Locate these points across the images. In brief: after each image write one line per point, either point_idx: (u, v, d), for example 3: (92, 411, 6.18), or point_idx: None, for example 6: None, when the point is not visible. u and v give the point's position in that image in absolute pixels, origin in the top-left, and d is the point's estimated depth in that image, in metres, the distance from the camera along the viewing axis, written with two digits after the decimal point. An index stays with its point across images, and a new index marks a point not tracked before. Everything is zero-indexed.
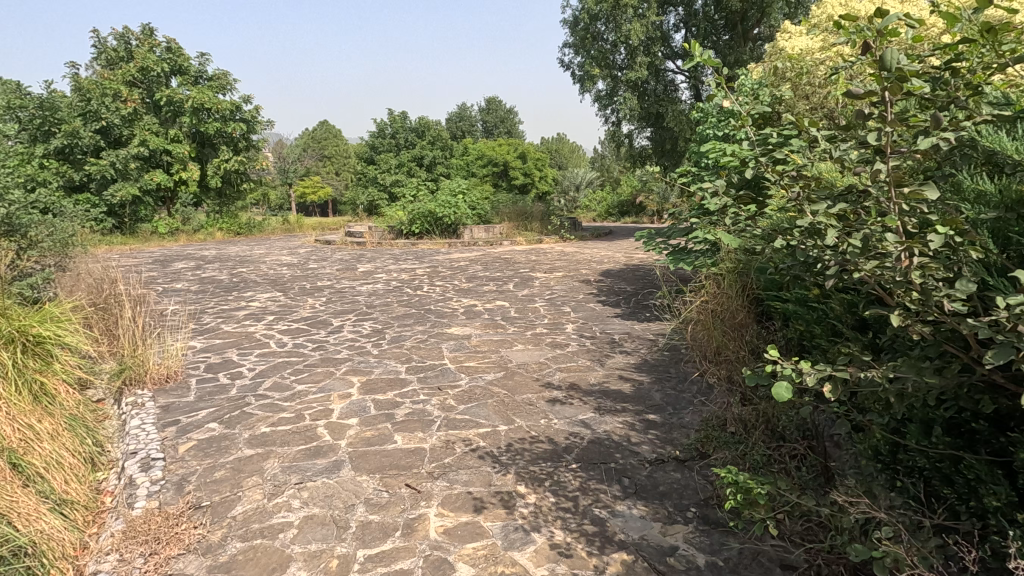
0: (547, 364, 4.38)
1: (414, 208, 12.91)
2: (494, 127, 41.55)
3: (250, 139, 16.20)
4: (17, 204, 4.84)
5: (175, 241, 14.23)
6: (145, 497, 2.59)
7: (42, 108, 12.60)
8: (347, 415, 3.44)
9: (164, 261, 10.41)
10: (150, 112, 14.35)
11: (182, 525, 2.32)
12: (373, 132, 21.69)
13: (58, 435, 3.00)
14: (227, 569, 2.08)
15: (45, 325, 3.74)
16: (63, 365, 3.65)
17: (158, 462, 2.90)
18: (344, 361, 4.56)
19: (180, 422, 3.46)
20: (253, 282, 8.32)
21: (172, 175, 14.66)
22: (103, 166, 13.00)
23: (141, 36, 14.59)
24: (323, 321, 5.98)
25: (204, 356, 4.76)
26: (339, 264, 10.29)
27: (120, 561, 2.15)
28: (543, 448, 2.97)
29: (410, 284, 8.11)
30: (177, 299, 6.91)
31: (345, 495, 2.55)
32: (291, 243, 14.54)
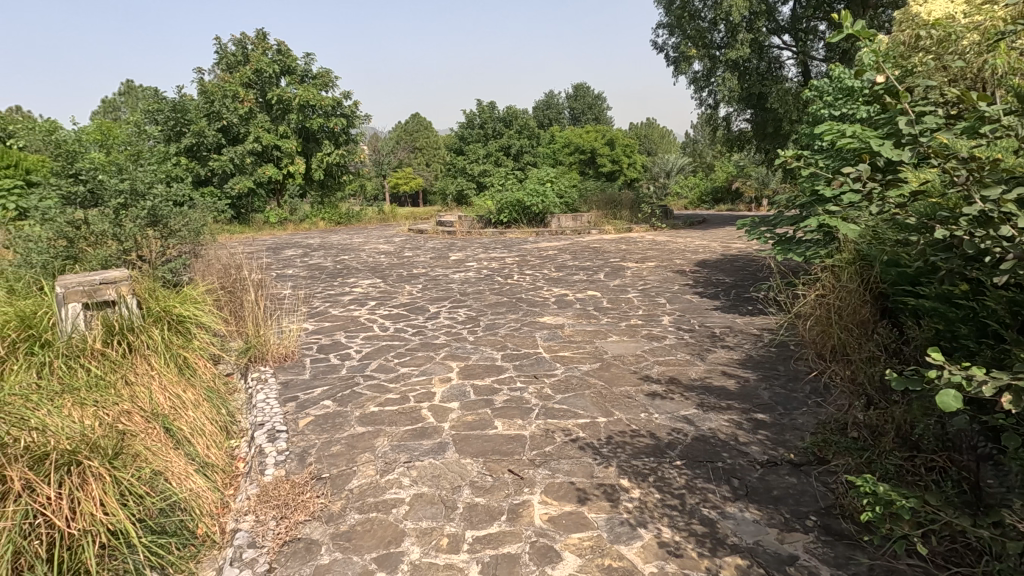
0: (644, 356, 4.27)
1: (502, 198, 13.03)
2: (581, 114, 40.89)
3: (349, 133, 17.09)
4: (161, 197, 5.41)
5: (284, 230, 15.41)
6: (273, 465, 2.81)
7: (174, 110, 14.05)
8: (448, 399, 3.56)
9: (276, 248, 11.31)
10: (263, 111, 15.53)
11: (307, 493, 2.51)
12: (463, 123, 22.07)
13: (199, 405, 3.37)
14: (349, 538, 2.23)
15: (185, 305, 4.20)
16: (200, 342, 4.06)
17: (283, 434, 3.15)
18: (442, 346, 4.71)
19: (298, 398, 3.75)
20: (354, 269, 8.83)
21: (282, 169, 15.81)
22: (223, 162, 14.30)
23: (256, 40, 15.74)
24: (420, 307, 6.22)
25: (316, 338, 5.13)
26: (431, 253, 10.63)
27: (256, 522, 2.36)
28: (644, 442, 2.91)
29: (501, 273, 8.23)
30: (289, 284, 7.47)
31: (451, 476, 2.65)
32: (386, 232, 15.20)
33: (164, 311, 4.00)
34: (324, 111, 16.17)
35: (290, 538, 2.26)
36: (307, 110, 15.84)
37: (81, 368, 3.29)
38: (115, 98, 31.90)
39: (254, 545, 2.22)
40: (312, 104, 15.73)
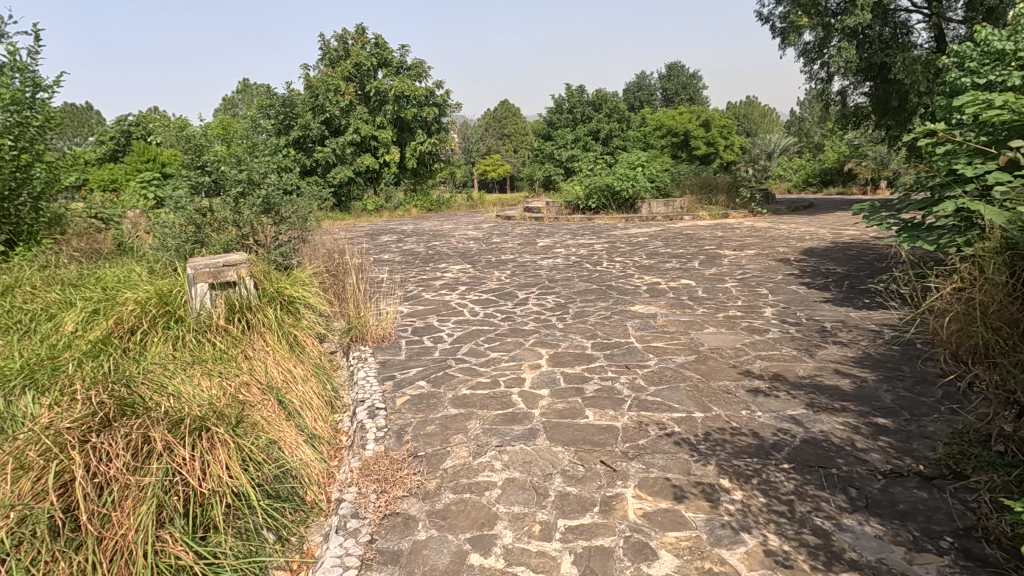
0: (744, 350, 4.02)
1: (591, 183, 12.80)
2: (674, 94, 39.14)
3: (441, 121, 17.53)
4: (273, 187, 5.82)
5: (379, 217, 16.16)
6: (374, 440, 2.95)
7: (284, 105, 15.09)
8: (538, 386, 3.55)
9: (373, 234, 11.89)
10: (362, 102, 16.28)
11: (404, 470, 2.61)
12: (551, 108, 21.86)
13: (307, 379, 3.63)
14: (444, 516, 2.29)
15: (294, 287, 4.54)
16: (308, 321, 4.37)
17: (382, 411, 3.30)
18: (531, 333, 4.72)
19: (395, 377, 3.92)
20: (446, 254, 9.07)
21: (379, 159, 16.53)
22: (326, 153, 15.20)
23: (356, 35, 16.46)
24: (509, 293, 6.27)
25: (410, 320, 5.33)
26: (519, 239, 10.68)
27: (359, 494, 2.48)
28: (747, 442, 2.73)
29: (590, 260, 8.10)
30: (385, 268, 7.81)
31: (543, 462, 2.64)
32: (475, 219, 15.47)
33: (277, 292, 4.34)
34: (418, 101, 16.69)
35: (389, 512, 2.36)
36: (402, 100, 16.42)
37: (208, 342, 3.62)
38: (234, 96, 34.84)
39: (357, 515, 2.34)
40: (406, 95, 16.29)
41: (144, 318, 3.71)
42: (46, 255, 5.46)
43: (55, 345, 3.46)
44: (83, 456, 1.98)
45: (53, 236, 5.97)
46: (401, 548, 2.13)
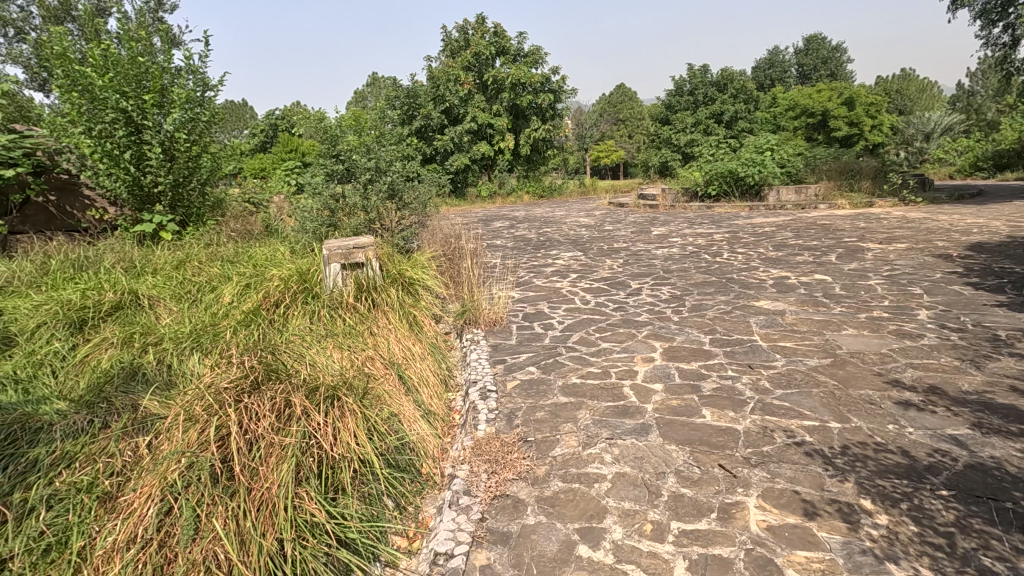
0: (893, 356, 3.56)
1: (712, 168, 12.05)
2: (812, 69, 35.57)
3: (556, 107, 17.46)
4: (398, 174, 6.16)
5: (493, 203, 16.54)
6: (485, 422, 3.03)
7: (408, 96, 15.90)
8: (651, 380, 3.42)
9: (487, 220, 12.19)
10: (481, 91, 16.67)
11: (514, 454, 2.64)
12: (671, 90, 20.86)
13: (424, 357, 3.82)
14: (552, 504, 2.29)
15: (414, 270, 4.80)
16: (426, 302, 4.59)
17: (493, 393, 3.37)
18: (645, 324, 4.56)
19: (506, 361, 3.98)
20: (557, 241, 9.05)
21: (494, 146, 16.87)
22: (446, 141, 15.81)
23: (476, 25, 16.81)
24: (622, 282, 6.11)
25: (522, 306, 5.39)
26: (633, 227, 10.37)
27: (471, 473, 2.55)
28: (895, 460, 2.42)
29: (709, 250, 7.64)
30: (498, 254, 7.97)
31: (655, 460, 2.54)
32: (586, 206, 15.28)
33: (399, 273, 4.62)
34: (534, 88, 16.74)
35: (499, 493, 2.40)
36: (518, 88, 16.56)
37: (339, 318, 3.94)
38: (364, 89, 37.33)
39: (469, 493, 2.42)
40: (523, 82, 16.39)
41: (286, 293, 4.11)
42: (210, 235, 6.25)
43: (216, 314, 3.93)
44: (237, 414, 2.20)
45: (216, 218, 6.81)
46: (510, 530, 2.16)
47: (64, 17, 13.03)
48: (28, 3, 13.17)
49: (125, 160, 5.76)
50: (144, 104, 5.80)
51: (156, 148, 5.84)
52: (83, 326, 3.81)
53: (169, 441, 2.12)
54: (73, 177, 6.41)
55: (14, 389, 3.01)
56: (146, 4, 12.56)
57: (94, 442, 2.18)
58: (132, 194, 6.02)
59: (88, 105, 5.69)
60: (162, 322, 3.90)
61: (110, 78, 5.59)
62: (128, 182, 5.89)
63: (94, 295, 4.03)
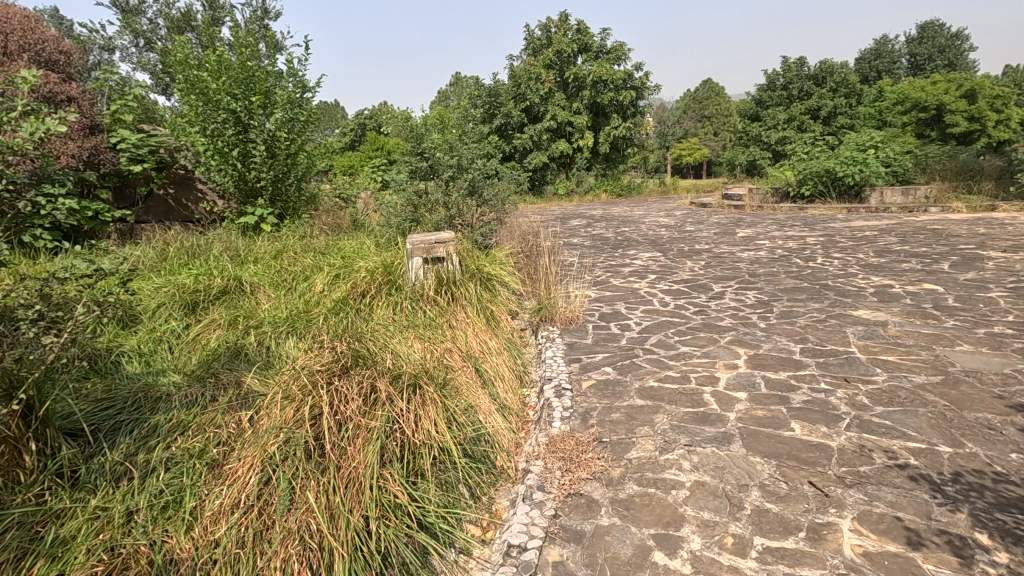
0: (1017, 378, 3.19)
1: (806, 167, 11.31)
2: (926, 59, 32.45)
3: (638, 104, 17.08)
4: (479, 171, 6.28)
5: (570, 201, 16.46)
6: (560, 419, 3.02)
7: (490, 95, 16.13)
8: (734, 388, 3.27)
9: (564, 218, 12.15)
10: (561, 89, 16.61)
11: (588, 453, 2.62)
12: (763, 85, 19.79)
13: (500, 352, 3.87)
14: (627, 507, 2.25)
15: (492, 266, 4.88)
16: (502, 298, 4.66)
17: (568, 392, 3.35)
18: (728, 329, 4.36)
19: (581, 360, 3.95)
20: (636, 241, 8.86)
21: (573, 144, 16.77)
22: (525, 139, 15.91)
23: (559, 23, 16.74)
24: (704, 284, 5.87)
25: (598, 305, 5.32)
26: (716, 228, 9.95)
27: (545, 470, 2.56)
28: (1017, 494, 2.17)
29: (801, 254, 7.19)
30: (575, 252, 7.91)
31: (738, 471, 2.42)
32: (666, 205, 14.84)
33: (478, 268, 4.72)
34: (615, 85, 16.45)
35: (573, 491, 2.39)
36: (599, 85, 16.35)
37: (420, 310, 4.09)
38: (448, 88, 38.35)
39: (543, 489, 2.43)
40: (604, 79, 16.16)
41: (372, 284, 4.31)
42: (304, 227, 6.66)
43: (308, 302, 4.19)
44: (329, 395, 2.33)
45: (309, 212, 7.25)
46: (584, 529, 2.15)
47: (184, 27, 14.34)
48: (156, 16, 14.63)
49: (233, 157, 6.26)
50: (251, 105, 6.27)
51: (260, 146, 6.30)
52: (195, 308, 4.18)
53: (268, 416, 2.27)
54: (189, 172, 7.00)
55: (138, 361, 3.34)
56: (254, 13, 13.57)
57: (204, 413, 2.37)
58: (238, 188, 6.52)
59: (204, 106, 6.24)
60: (262, 306, 4.20)
61: (222, 81, 6.09)
62: (234, 177, 6.38)
63: (204, 281, 4.42)
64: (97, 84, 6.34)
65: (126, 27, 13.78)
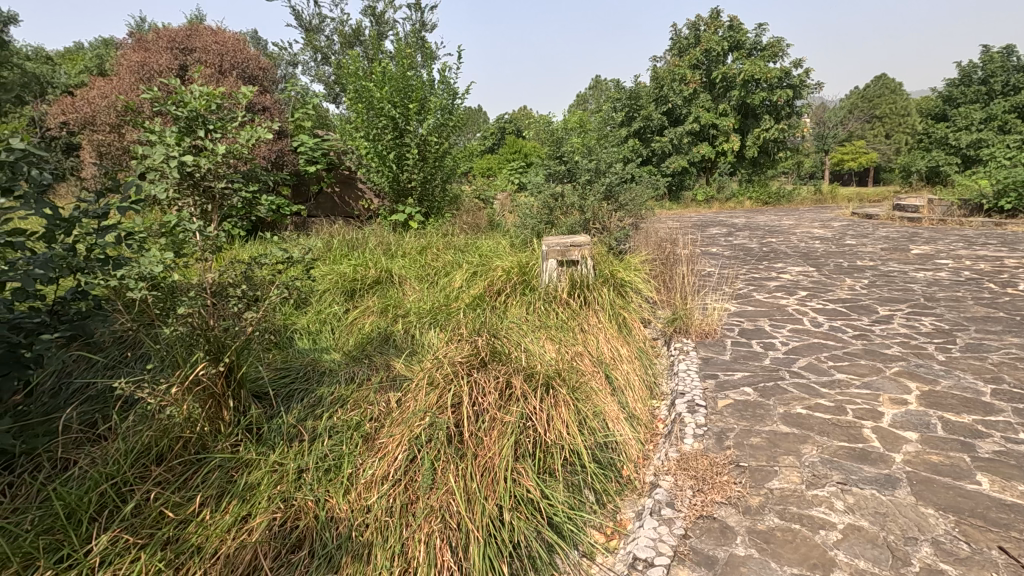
0: None
1: (1009, 176, 9.57)
2: None
3: (794, 104, 15.68)
4: (617, 175, 6.20)
5: (709, 208, 15.63)
6: (692, 436, 2.88)
7: (630, 97, 15.82)
8: (902, 426, 2.88)
9: (702, 225, 11.56)
10: (707, 90, 15.81)
11: (724, 476, 2.46)
12: (953, 79, 17.13)
13: (631, 360, 3.81)
14: (767, 540, 2.09)
15: (626, 273, 4.82)
16: (635, 305, 4.57)
17: (702, 409, 3.19)
18: (896, 359, 3.84)
19: (718, 377, 3.72)
20: (784, 253, 8.14)
21: (716, 148, 15.87)
22: (664, 142, 15.35)
23: (709, 20, 15.93)
24: (866, 306, 5.24)
25: (738, 320, 4.98)
26: (883, 242, 8.80)
27: (676, 486, 2.46)
28: None
29: (995, 278, 6.10)
30: (714, 262, 7.49)
31: (904, 521, 2.14)
32: (822, 215, 13.45)
33: (611, 274, 4.70)
34: (769, 84, 15.24)
35: (705, 514, 2.27)
36: (750, 85, 15.27)
37: (552, 312, 4.17)
38: (587, 92, 38.52)
39: (672, 506, 2.34)
40: (757, 78, 15.05)
41: (507, 284, 4.51)
42: (447, 226, 7.10)
43: (449, 296, 4.48)
44: (468, 386, 2.48)
45: (452, 212, 7.71)
46: (716, 556, 2.04)
47: (353, 42, 15.98)
48: (332, 33, 16.48)
49: (390, 160, 6.86)
50: (408, 111, 6.82)
51: (413, 150, 6.84)
52: (353, 294, 4.67)
53: (414, 399, 2.46)
54: (352, 173, 7.79)
55: (308, 338, 3.81)
56: (412, 26, 14.71)
57: (360, 391, 2.64)
58: (392, 188, 7.14)
59: (368, 113, 6.91)
60: (408, 297, 4.57)
61: (385, 91, 6.70)
62: (390, 177, 7.00)
63: (362, 271, 4.92)
64: (285, 96, 7.32)
65: (308, 44, 15.71)
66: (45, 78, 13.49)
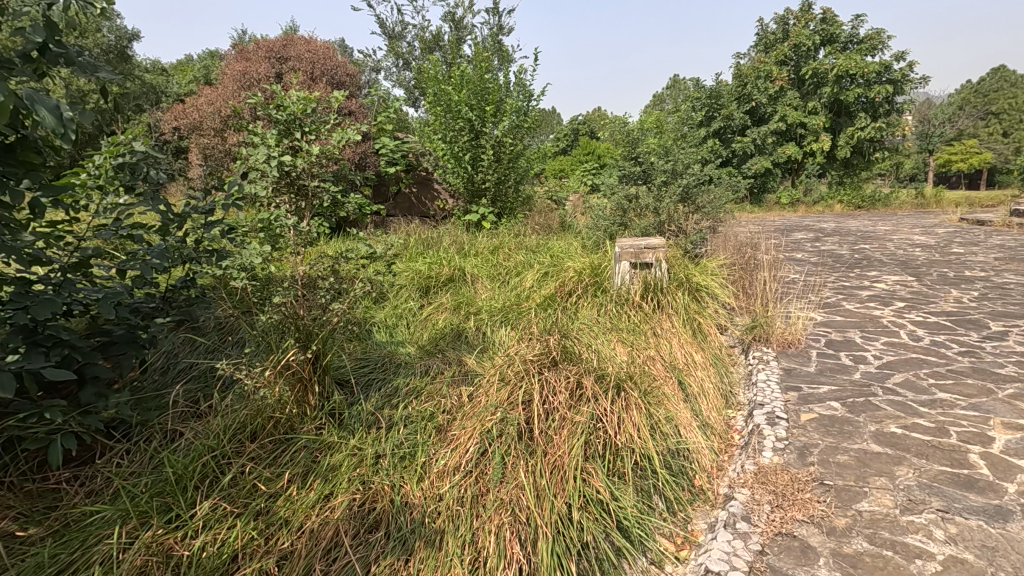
0: None
1: None
2: None
3: (894, 101, 14.51)
4: (694, 176, 6.00)
5: (794, 212, 14.79)
6: (772, 450, 2.74)
7: (711, 96, 15.26)
8: (1016, 454, 2.60)
9: (785, 230, 10.95)
10: (795, 87, 14.97)
11: (807, 493, 2.32)
12: None
13: (706, 367, 3.68)
14: (853, 564, 1.95)
15: (702, 277, 4.66)
16: (711, 311, 4.41)
17: (783, 422, 3.02)
18: (1011, 379, 3.46)
19: (801, 389, 3.51)
20: (879, 261, 7.56)
21: (803, 148, 14.99)
22: (746, 142, 14.65)
23: (799, 13, 15.06)
24: (974, 320, 4.76)
25: (825, 331, 4.68)
26: (998, 252, 7.96)
27: (752, 500, 2.36)
28: None
29: None
30: (799, 269, 7.07)
31: (1017, 559, 1.93)
32: (924, 221, 12.35)
33: (687, 278, 4.56)
34: (866, 79, 14.21)
35: (784, 531, 2.16)
36: (844, 81, 14.29)
37: (624, 314, 4.11)
38: (665, 92, 37.69)
39: (748, 520, 2.24)
40: (852, 73, 14.07)
41: (579, 285, 4.50)
42: (519, 226, 7.16)
43: (520, 295, 4.53)
44: (539, 385, 2.50)
45: (524, 212, 7.77)
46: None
47: (433, 47, 16.48)
48: (414, 39, 17.07)
49: (465, 161, 7.03)
50: (484, 113, 6.95)
51: (488, 151, 6.96)
52: (428, 291, 4.82)
53: (486, 394, 2.52)
54: (429, 174, 8.03)
55: (385, 331, 3.98)
56: (490, 30, 14.97)
57: (433, 383, 2.73)
58: (466, 189, 7.30)
59: (446, 116, 7.11)
60: (480, 295, 4.67)
61: (463, 94, 6.87)
62: (465, 178, 7.17)
63: (437, 268, 5.07)
64: (369, 100, 7.66)
65: (391, 50, 16.35)
66: (160, 88, 14.87)
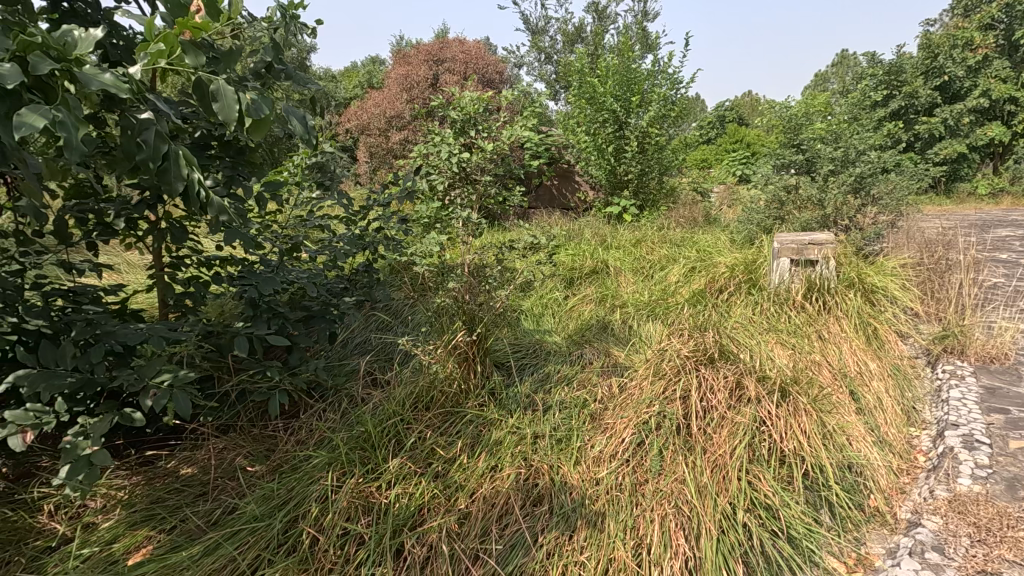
0: None
1: None
2: None
3: None
4: (870, 164, 5.35)
5: (994, 204, 12.28)
6: (970, 477, 2.39)
7: (889, 72, 13.02)
8: None
9: (984, 225, 9.30)
10: (1003, 57, 12.66)
11: (1021, 531, 2.00)
12: None
13: (884, 377, 3.30)
14: None
15: (878, 277, 4.17)
16: (888, 315, 3.93)
17: (984, 447, 2.62)
18: None
19: (1010, 412, 2.99)
20: None
21: (1013, 129, 12.58)
22: (933, 123, 12.43)
23: None
24: None
25: None
26: None
27: (945, 530, 2.08)
28: None
29: None
30: (1005, 271, 5.99)
31: None
32: None
33: (859, 278, 4.11)
34: None
35: (988, 570, 1.88)
36: None
37: (784, 314, 3.83)
38: (829, 71, 33.93)
39: (940, 551, 1.99)
40: None
41: (731, 281, 4.28)
42: (661, 219, 6.93)
43: (666, 290, 4.42)
44: (696, 382, 2.46)
45: (667, 205, 7.45)
46: None
47: (575, 39, 16.50)
48: (556, 32, 17.21)
49: (608, 153, 7.01)
50: (630, 104, 6.85)
51: (632, 142, 6.85)
52: (572, 282, 4.89)
53: (640, 387, 2.53)
54: (570, 167, 8.08)
55: (532, 319, 4.12)
56: (634, 17, 14.61)
57: (584, 372, 2.79)
58: (608, 181, 7.25)
59: (591, 108, 7.12)
60: (624, 288, 4.63)
61: (608, 85, 6.82)
62: (607, 171, 7.14)
63: (580, 261, 5.12)
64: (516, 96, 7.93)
65: (533, 46, 16.73)
66: (331, 94, 16.69)
